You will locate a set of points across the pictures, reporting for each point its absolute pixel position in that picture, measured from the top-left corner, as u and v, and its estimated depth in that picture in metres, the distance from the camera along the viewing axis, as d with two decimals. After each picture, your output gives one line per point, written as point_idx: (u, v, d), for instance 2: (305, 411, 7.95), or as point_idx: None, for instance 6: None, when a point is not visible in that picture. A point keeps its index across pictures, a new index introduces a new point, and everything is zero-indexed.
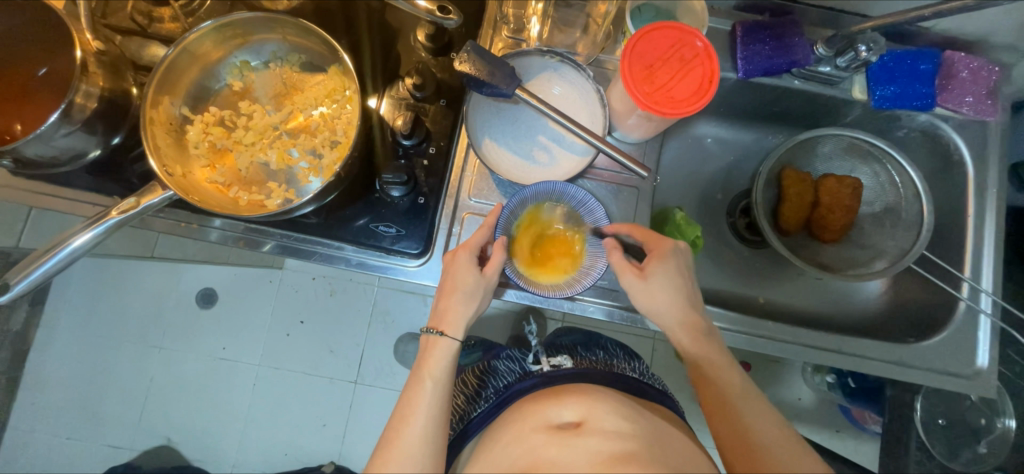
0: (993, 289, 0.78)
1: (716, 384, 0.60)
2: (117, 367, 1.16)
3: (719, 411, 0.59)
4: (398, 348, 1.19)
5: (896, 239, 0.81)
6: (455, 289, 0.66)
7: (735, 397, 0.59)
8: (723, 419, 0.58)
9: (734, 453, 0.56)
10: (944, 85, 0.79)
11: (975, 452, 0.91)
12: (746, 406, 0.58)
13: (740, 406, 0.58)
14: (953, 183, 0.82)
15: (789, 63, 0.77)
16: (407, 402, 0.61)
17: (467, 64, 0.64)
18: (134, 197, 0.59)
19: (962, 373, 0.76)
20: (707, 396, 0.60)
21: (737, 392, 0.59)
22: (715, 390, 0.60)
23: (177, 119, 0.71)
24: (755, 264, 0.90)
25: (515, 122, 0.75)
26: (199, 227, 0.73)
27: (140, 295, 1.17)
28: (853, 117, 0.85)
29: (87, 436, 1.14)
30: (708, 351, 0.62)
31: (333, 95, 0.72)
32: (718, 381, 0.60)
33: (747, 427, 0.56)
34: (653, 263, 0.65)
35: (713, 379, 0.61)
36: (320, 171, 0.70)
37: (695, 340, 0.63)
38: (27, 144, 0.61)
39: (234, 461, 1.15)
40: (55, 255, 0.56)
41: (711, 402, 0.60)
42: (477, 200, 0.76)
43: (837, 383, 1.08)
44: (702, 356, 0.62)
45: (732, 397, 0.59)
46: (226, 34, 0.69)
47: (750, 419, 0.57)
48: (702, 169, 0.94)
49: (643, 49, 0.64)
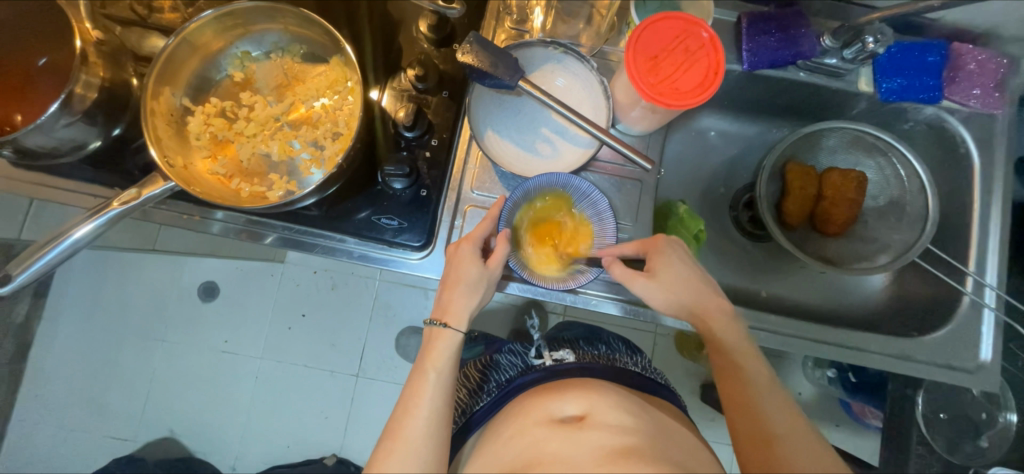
0: (998, 283, 0.78)
1: (738, 377, 0.61)
2: (119, 359, 1.16)
3: (740, 403, 0.59)
4: (400, 341, 1.20)
5: (901, 233, 0.80)
6: (458, 281, 0.65)
7: (755, 391, 0.59)
8: (742, 409, 0.59)
9: (745, 435, 0.57)
10: (951, 77, 0.78)
11: (976, 446, 0.90)
12: (766, 400, 0.58)
13: (760, 400, 0.58)
14: (960, 177, 0.81)
15: (794, 54, 0.77)
16: (410, 395, 0.60)
17: (470, 55, 0.64)
18: (135, 188, 0.59)
19: (965, 367, 0.76)
20: (727, 385, 0.61)
21: (756, 384, 0.60)
22: (738, 382, 0.60)
23: (178, 110, 0.70)
24: (757, 259, 0.90)
25: (518, 114, 0.74)
26: (202, 219, 0.73)
27: (142, 289, 1.17)
28: (858, 111, 0.84)
29: (91, 429, 1.14)
30: (732, 339, 0.63)
31: (335, 86, 0.72)
32: (741, 373, 0.61)
33: (764, 416, 0.57)
34: (655, 261, 0.65)
35: (735, 368, 0.61)
36: (322, 162, 0.69)
37: (719, 325, 0.64)
38: (28, 134, 0.61)
39: (237, 453, 1.16)
40: (56, 247, 0.56)
41: (733, 394, 0.60)
42: (479, 193, 0.75)
43: (838, 378, 1.10)
44: (727, 346, 0.63)
45: (755, 393, 0.59)
46: (227, 24, 0.69)
47: (768, 409, 0.58)
48: (705, 162, 0.93)
49: (647, 40, 0.64)
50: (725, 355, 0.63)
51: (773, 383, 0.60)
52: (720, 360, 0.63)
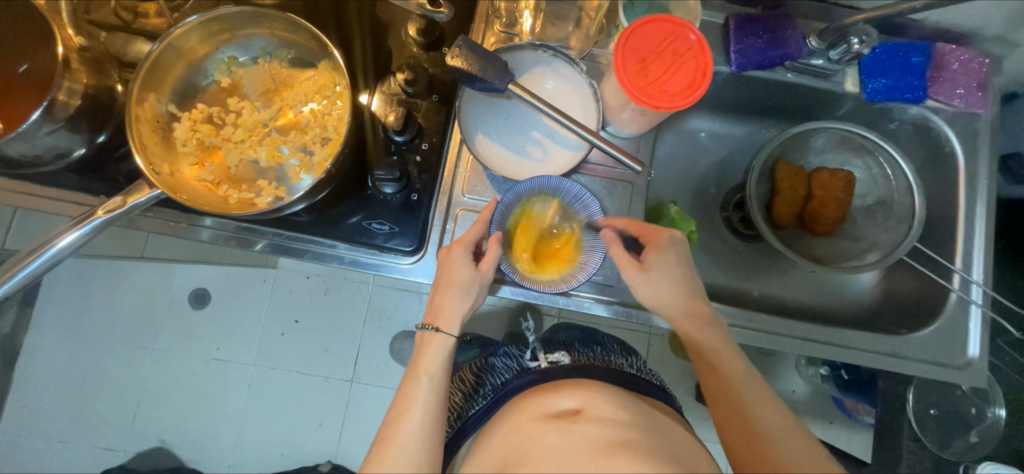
0: (984, 280, 0.79)
1: (721, 375, 0.61)
2: (107, 368, 1.14)
3: (726, 401, 0.59)
4: (394, 345, 1.19)
5: (889, 231, 0.81)
6: (450, 284, 0.65)
7: (737, 387, 0.59)
8: (729, 408, 0.59)
9: (734, 435, 0.57)
10: (935, 77, 0.79)
11: (966, 441, 0.92)
12: (752, 397, 0.59)
13: (748, 397, 0.58)
14: (945, 175, 0.82)
15: (782, 56, 0.77)
16: (403, 398, 0.60)
17: (459, 59, 0.64)
18: (121, 196, 0.58)
19: (954, 364, 0.77)
20: (711, 388, 0.61)
21: (741, 382, 0.60)
22: (722, 382, 0.60)
23: (164, 116, 0.70)
24: (749, 259, 0.91)
25: (509, 117, 0.74)
26: (190, 226, 0.72)
27: (130, 297, 1.16)
28: (846, 110, 0.85)
29: (80, 440, 1.12)
30: (711, 339, 0.64)
31: (323, 91, 0.71)
32: (723, 371, 0.61)
33: (752, 413, 0.57)
34: (652, 254, 0.66)
35: (717, 368, 0.62)
36: (311, 168, 0.69)
37: (696, 326, 0.65)
38: (10, 142, 0.60)
39: (229, 462, 1.15)
40: (41, 256, 0.55)
41: (718, 394, 0.60)
42: (471, 196, 0.75)
43: (831, 375, 1.11)
44: (708, 346, 0.63)
45: (739, 391, 0.59)
46: (212, 29, 0.69)
47: (755, 406, 0.58)
48: (696, 163, 0.94)
49: (636, 42, 0.64)
50: (706, 357, 0.63)
51: (755, 379, 0.61)
52: (701, 363, 0.63)
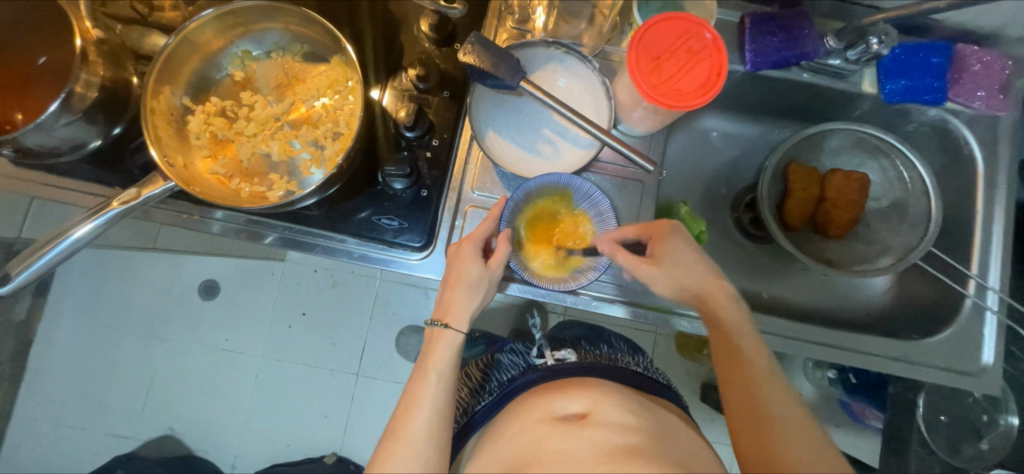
0: (1001, 287, 0.78)
1: (736, 359, 0.60)
2: (120, 355, 1.16)
3: (739, 384, 0.59)
4: (401, 339, 1.20)
5: (903, 235, 0.80)
6: (459, 281, 0.65)
7: (754, 374, 0.59)
8: (739, 390, 0.59)
9: (741, 419, 0.58)
10: (955, 78, 0.78)
11: (976, 449, 0.89)
12: (766, 385, 0.58)
13: (760, 383, 0.58)
14: (962, 179, 0.81)
15: (798, 55, 0.76)
16: (412, 394, 0.60)
17: (471, 56, 0.63)
18: (135, 188, 0.58)
19: (968, 371, 0.76)
20: (726, 369, 0.61)
21: (756, 368, 0.59)
22: (736, 364, 0.60)
23: (178, 109, 0.70)
24: (759, 260, 0.90)
25: (519, 113, 0.74)
26: (201, 219, 0.73)
27: (142, 286, 1.17)
28: (862, 111, 0.83)
29: (92, 425, 1.14)
30: (736, 321, 0.63)
31: (335, 86, 0.71)
32: (740, 357, 0.60)
33: (762, 400, 0.57)
34: (658, 247, 0.65)
35: (734, 352, 0.61)
36: (322, 162, 0.69)
37: (720, 309, 0.64)
38: (28, 133, 0.61)
39: (237, 450, 1.16)
40: (56, 246, 0.56)
41: (732, 376, 0.60)
42: (480, 193, 0.75)
43: (838, 379, 1.09)
44: (730, 329, 0.62)
45: (752, 374, 0.59)
46: (227, 23, 0.69)
47: (768, 395, 0.57)
48: (707, 163, 0.93)
49: (650, 41, 0.63)
50: (725, 338, 0.63)
51: (773, 367, 0.60)
52: (720, 343, 0.63)
